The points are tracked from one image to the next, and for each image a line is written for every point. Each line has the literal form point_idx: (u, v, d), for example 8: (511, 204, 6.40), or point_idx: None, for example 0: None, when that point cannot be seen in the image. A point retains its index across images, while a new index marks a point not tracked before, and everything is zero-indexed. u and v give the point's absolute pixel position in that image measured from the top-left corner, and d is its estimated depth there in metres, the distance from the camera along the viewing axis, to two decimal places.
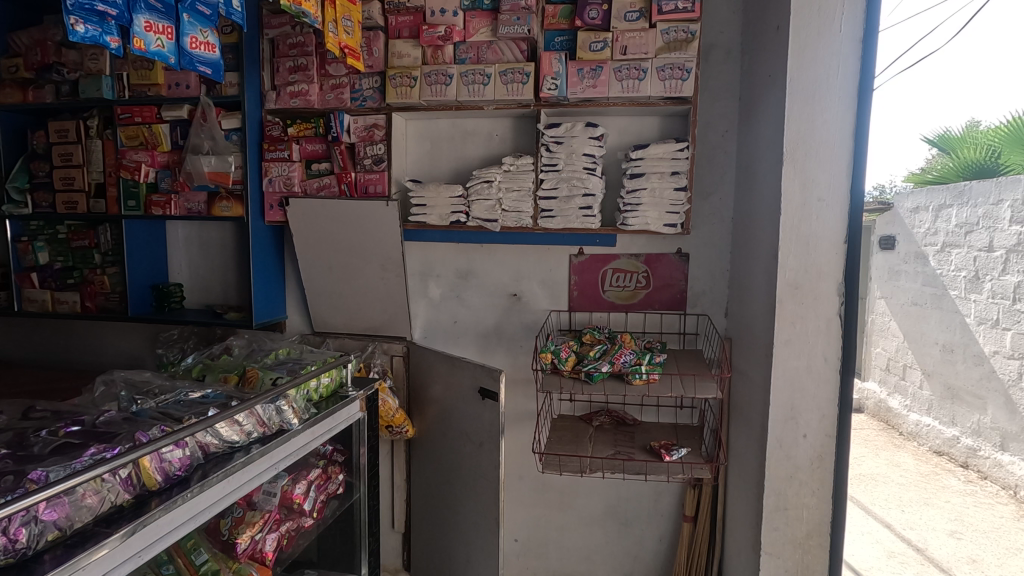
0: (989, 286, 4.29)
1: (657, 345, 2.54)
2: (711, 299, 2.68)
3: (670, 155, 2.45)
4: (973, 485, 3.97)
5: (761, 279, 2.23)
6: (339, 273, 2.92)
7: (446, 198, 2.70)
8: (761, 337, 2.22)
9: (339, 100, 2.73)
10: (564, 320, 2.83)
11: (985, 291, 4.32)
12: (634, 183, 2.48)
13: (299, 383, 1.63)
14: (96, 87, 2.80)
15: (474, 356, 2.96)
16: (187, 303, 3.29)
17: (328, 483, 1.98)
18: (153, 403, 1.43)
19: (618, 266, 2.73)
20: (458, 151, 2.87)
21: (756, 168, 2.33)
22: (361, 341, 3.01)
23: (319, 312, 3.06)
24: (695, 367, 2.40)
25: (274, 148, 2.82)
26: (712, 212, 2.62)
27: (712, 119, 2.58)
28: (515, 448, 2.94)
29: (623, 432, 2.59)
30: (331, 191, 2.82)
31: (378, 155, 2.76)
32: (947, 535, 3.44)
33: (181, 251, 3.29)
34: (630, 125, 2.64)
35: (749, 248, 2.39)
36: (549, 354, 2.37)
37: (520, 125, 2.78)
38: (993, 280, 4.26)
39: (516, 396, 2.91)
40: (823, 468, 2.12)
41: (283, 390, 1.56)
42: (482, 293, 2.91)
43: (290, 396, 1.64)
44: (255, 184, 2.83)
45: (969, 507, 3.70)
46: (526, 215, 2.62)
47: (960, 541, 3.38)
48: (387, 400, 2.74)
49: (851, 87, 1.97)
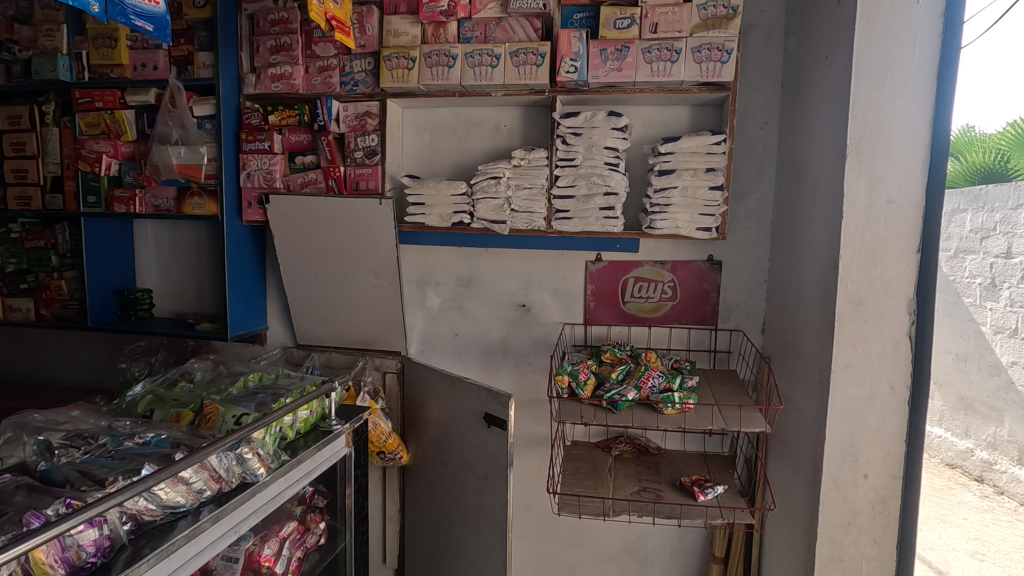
0: (1006, 294, 3.45)
1: (687, 366, 2.24)
2: (746, 313, 2.37)
3: (704, 149, 2.15)
4: (987, 499, 3.06)
5: (813, 293, 1.93)
6: (326, 280, 2.60)
7: (448, 196, 2.38)
8: (811, 360, 1.92)
9: (327, 85, 2.42)
10: (578, 335, 2.52)
11: (1002, 299, 3.46)
12: (663, 181, 2.17)
13: (267, 424, 1.29)
14: (51, 67, 2.48)
15: (477, 373, 2.65)
16: (158, 311, 2.95)
17: (306, 536, 1.66)
18: (75, 456, 1.13)
19: (640, 274, 2.42)
20: (460, 144, 2.55)
21: (806, 165, 2.03)
22: (350, 357, 2.71)
23: (304, 324, 2.73)
24: (734, 394, 2.08)
25: (252, 139, 2.48)
26: (748, 215, 2.32)
27: (750, 110, 2.28)
28: (521, 477, 2.63)
29: (646, 464, 2.29)
30: (317, 187, 2.48)
31: (371, 147, 2.43)
32: (967, 556, 2.69)
33: (151, 253, 2.94)
34: (657, 115, 2.34)
35: (796, 257, 2.09)
36: (566, 377, 2.05)
37: (531, 115, 2.47)
38: (1011, 288, 3.44)
39: (524, 419, 2.61)
40: (886, 513, 1.81)
41: (244, 435, 1.22)
42: (487, 303, 2.59)
43: (255, 441, 1.30)
44: (230, 179, 2.49)
45: (987, 523, 2.90)
46: (538, 217, 2.31)
47: (983, 563, 2.65)
48: (378, 423, 2.45)
49: (929, 69, 1.66)
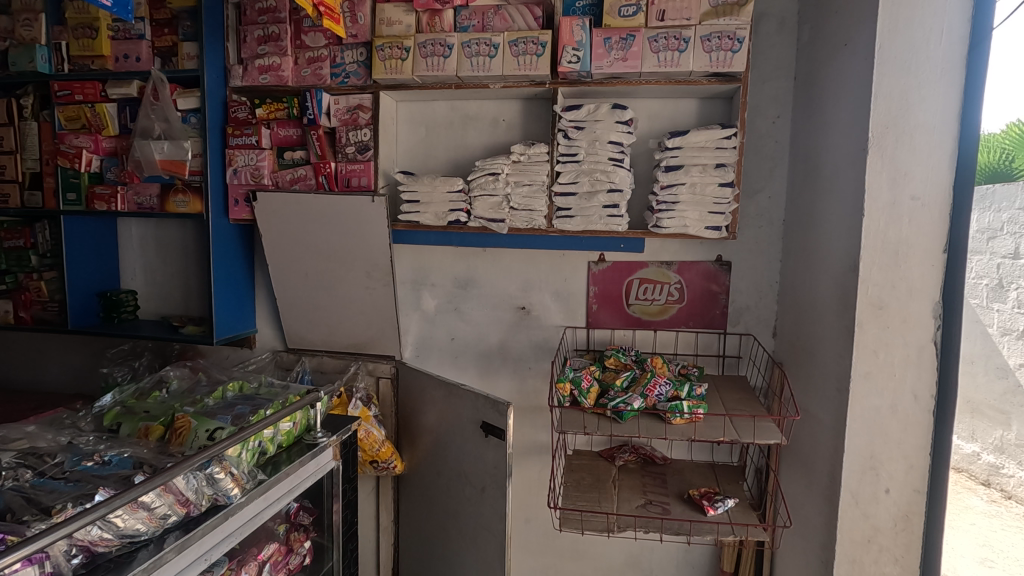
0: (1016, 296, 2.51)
1: (695, 373, 2.13)
2: (757, 316, 2.26)
3: (714, 144, 2.04)
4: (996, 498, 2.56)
5: (830, 296, 1.82)
6: (316, 281, 2.49)
7: (443, 193, 2.27)
8: (828, 367, 1.81)
9: (317, 76, 2.31)
10: (580, 339, 2.41)
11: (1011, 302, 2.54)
12: (670, 177, 2.06)
13: (241, 441, 1.18)
14: (28, 58, 2.36)
15: (475, 379, 2.53)
16: (143, 313, 2.83)
17: (290, 557, 1.55)
18: (27, 477, 1.03)
19: (645, 275, 2.31)
20: (457, 139, 2.44)
21: (822, 161, 1.91)
22: (342, 361, 2.60)
23: (294, 327, 2.62)
24: (746, 403, 1.97)
25: (239, 133, 2.37)
26: (759, 213, 2.21)
27: (762, 103, 2.16)
28: (521, 487, 2.52)
29: (652, 475, 2.18)
30: (307, 184, 2.37)
31: (363, 142, 2.32)
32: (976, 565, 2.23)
33: (136, 252, 2.82)
34: (664, 109, 2.22)
35: (810, 258, 1.98)
36: (567, 386, 1.94)
37: (532, 108, 2.35)
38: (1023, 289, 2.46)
39: (524, 426, 2.50)
40: (909, 531, 1.70)
41: (213, 454, 1.11)
42: (485, 305, 2.48)
43: (229, 459, 1.19)
44: (216, 175, 2.38)
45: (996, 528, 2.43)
46: (538, 215, 2.19)
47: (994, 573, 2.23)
48: (371, 431, 2.35)
49: (959, 57, 1.55)
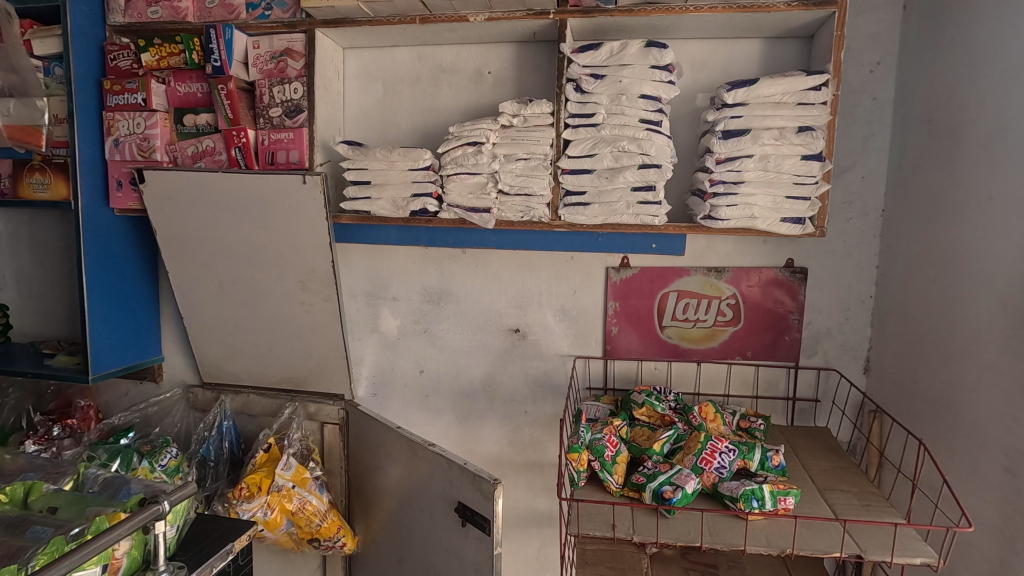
0: None
1: (761, 428, 1.51)
2: (842, 344, 1.63)
3: (792, 98, 1.40)
4: None
5: (991, 323, 1.18)
6: (233, 293, 1.82)
7: (403, 172, 1.61)
8: (986, 434, 1.17)
9: (228, 9, 1.65)
10: (593, 374, 1.76)
11: None
12: (731, 147, 1.42)
13: None
14: None
15: (452, 426, 1.89)
16: (16, 335, 2.15)
17: None
18: None
19: (685, 288, 1.67)
20: (426, 99, 1.78)
21: (969, 118, 1.27)
22: (274, 401, 1.95)
23: (210, 355, 1.96)
24: (845, 479, 1.34)
25: (119, 89, 1.69)
26: (848, 200, 1.58)
27: (854, 45, 1.53)
28: (512, 570, 1.89)
29: (699, 569, 1.54)
30: (215, 160, 1.71)
31: (293, 101, 1.66)
32: None
33: (4, 255, 2.12)
34: (714, 54, 1.59)
35: (944, 266, 1.34)
36: (583, 455, 1.30)
37: (528, 55, 1.70)
38: None
39: (518, 488, 1.86)
40: None
41: None
42: (464, 328, 1.83)
43: None
44: (89, 148, 1.71)
45: None
46: (537, 203, 1.54)
47: None
48: (307, 501, 1.71)
49: None
